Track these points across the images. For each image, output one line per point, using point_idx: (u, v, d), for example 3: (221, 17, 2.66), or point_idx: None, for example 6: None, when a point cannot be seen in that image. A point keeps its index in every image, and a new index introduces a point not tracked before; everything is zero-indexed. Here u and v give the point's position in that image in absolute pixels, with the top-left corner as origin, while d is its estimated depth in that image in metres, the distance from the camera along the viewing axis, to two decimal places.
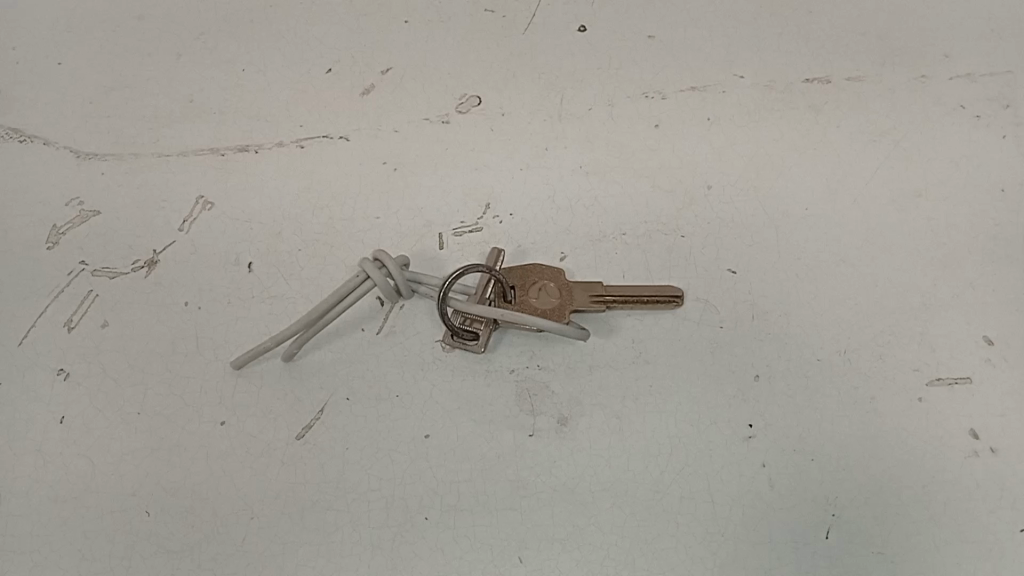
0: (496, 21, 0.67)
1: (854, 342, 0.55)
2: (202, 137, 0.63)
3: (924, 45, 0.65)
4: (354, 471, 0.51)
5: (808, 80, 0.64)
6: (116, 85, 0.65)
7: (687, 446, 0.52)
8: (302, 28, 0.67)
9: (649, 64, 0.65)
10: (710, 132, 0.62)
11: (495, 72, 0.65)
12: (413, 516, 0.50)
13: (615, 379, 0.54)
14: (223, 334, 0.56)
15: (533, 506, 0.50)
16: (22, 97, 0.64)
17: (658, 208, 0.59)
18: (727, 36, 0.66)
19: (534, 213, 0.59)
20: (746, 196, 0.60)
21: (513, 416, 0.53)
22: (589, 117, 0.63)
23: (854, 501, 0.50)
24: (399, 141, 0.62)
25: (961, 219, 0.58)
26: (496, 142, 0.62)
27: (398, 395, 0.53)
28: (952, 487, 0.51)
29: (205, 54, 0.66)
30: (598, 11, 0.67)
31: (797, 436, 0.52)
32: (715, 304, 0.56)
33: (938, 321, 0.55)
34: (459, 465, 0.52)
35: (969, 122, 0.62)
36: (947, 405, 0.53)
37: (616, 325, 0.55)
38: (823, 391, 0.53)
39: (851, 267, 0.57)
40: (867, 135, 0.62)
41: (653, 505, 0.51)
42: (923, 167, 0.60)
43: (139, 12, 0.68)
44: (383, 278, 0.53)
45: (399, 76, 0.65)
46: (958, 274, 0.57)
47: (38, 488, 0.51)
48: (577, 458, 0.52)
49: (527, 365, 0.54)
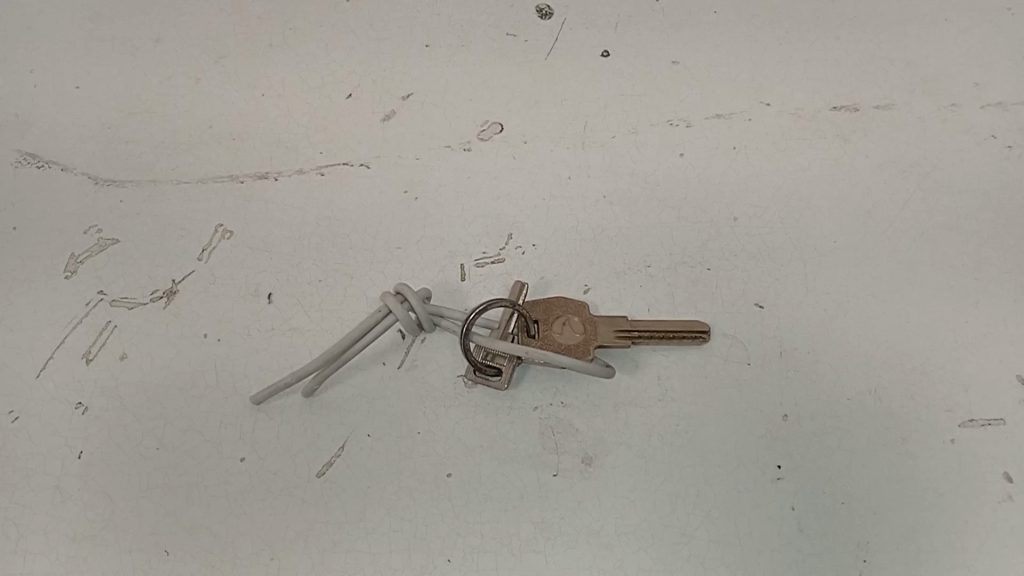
0: (518, 45, 0.66)
1: (884, 381, 0.54)
2: (220, 164, 0.62)
3: (954, 74, 0.64)
4: (376, 511, 0.51)
5: (837, 108, 0.63)
6: (134, 110, 0.64)
7: (714, 488, 0.51)
8: (322, 52, 0.66)
9: (674, 90, 0.64)
10: (736, 160, 0.61)
11: (518, 99, 0.64)
12: (436, 558, 0.50)
13: (640, 417, 0.53)
14: (243, 368, 0.55)
15: (557, 548, 0.50)
16: (40, 122, 0.64)
17: (684, 240, 0.59)
18: (753, 62, 0.65)
19: (557, 244, 0.59)
20: (774, 227, 0.59)
21: (536, 455, 0.52)
22: (613, 144, 0.62)
23: (885, 546, 0.49)
24: (420, 169, 0.61)
25: (993, 255, 0.57)
26: (519, 170, 0.61)
27: (420, 432, 0.53)
28: (986, 532, 0.50)
29: (224, 79, 0.66)
30: (621, 35, 0.66)
31: (826, 478, 0.51)
32: (742, 340, 0.55)
33: (971, 359, 0.54)
34: (481, 505, 0.51)
35: (1001, 153, 0.61)
36: (980, 448, 0.52)
37: (641, 360, 0.55)
38: (853, 431, 0.52)
39: (882, 302, 0.56)
40: (896, 166, 0.61)
41: (679, 550, 0.50)
42: (954, 199, 0.59)
43: (157, 35, 0.68)
44: (405, 313, 0.52)
45: (420, 102, 0.64)
46: (990, 311, 0.56)
47: (55, 525, 0.51)
48: (603, 499, 0.51)
49: (551, 402, 0.53)
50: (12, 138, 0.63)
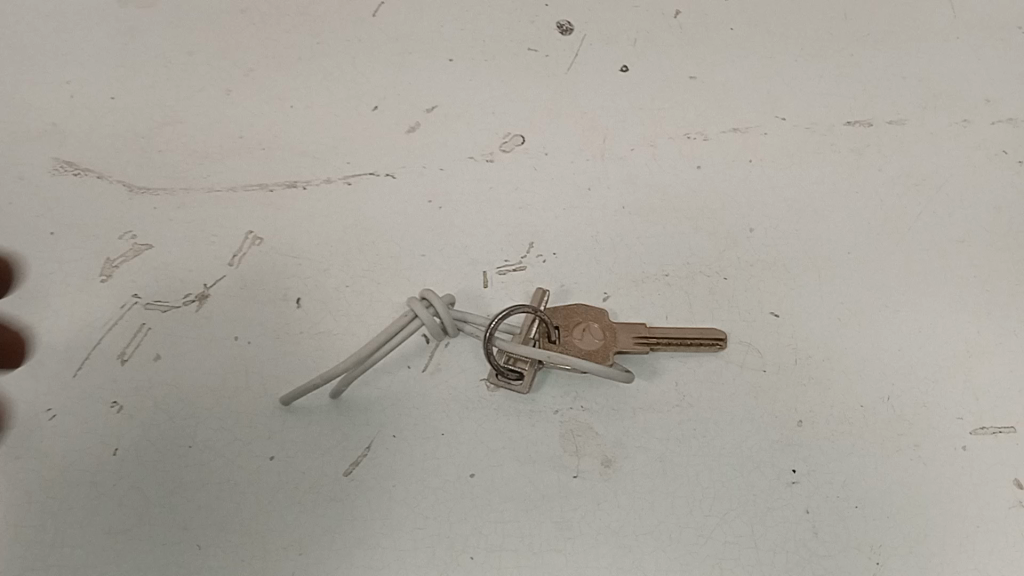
0: (539, 60, 0.68)
1: (897, 388, 0.55)
2: (251, 173, 0.64)
3: (965, 91, 0.65)
4: (401, 509, 0.52)
5: (850, 123, 0.64)
6: (167, 120, 0.66)
7: (730, 490, 0.52)
8: (349, 65, 0.68)
9: (691, 104, 0.66)
10: (752, 173, 0.63)
11: (539, 112, 0.66)
12: (459, 556, 0.51)
13: (658, 421, 0.54)
14: (272, 370, 0.57)
15: (577, 548, 0.51)
16: (75, 131, 0.66)
17: (701, 250, 0.60)
18: (768, 78, 0.67)
19: (578, 253, 0.60)
20: (789, 238, 0.60)
21: (557, 457, 0.53)
22: (631, 157, 0.64)
23: (898, 549, 0.51)
24: (444, 179, 0.63)
25: (1003, 267, 0.59)
26: (540, 180, 0.63)
27: (444, 433, 0.54)
28: (997, 536, 0.51)
29: (254, 91, 0.68)
30: (640, 51, 0.68)
31: (840, 482, 0.52)
32: (758, 347, 0.56)
33: (981, 368, 0.55)
34: (504, 505, 0.52)
35: (1011, 167, 0.62)
36: (990, 455, 0.53)
37: (659, 366, 0.56)
38: (867, 436, 0.54)
39: (894, 312, 0.57)
40: (909, 180, 0.62)
41: (697, 550, 0.51)
42: (965, 212, 0.61)
43: (190, 48, 0.70)
44: (431, 318, 0.54)
45: (445, 114, 0.66)
46: (1000, 321, 0.57)
47: (91, 519, 0.52)
48: (622, 500, 0.52)
49: (571, 406, 0.55)
50: (49, 145, 0.65)
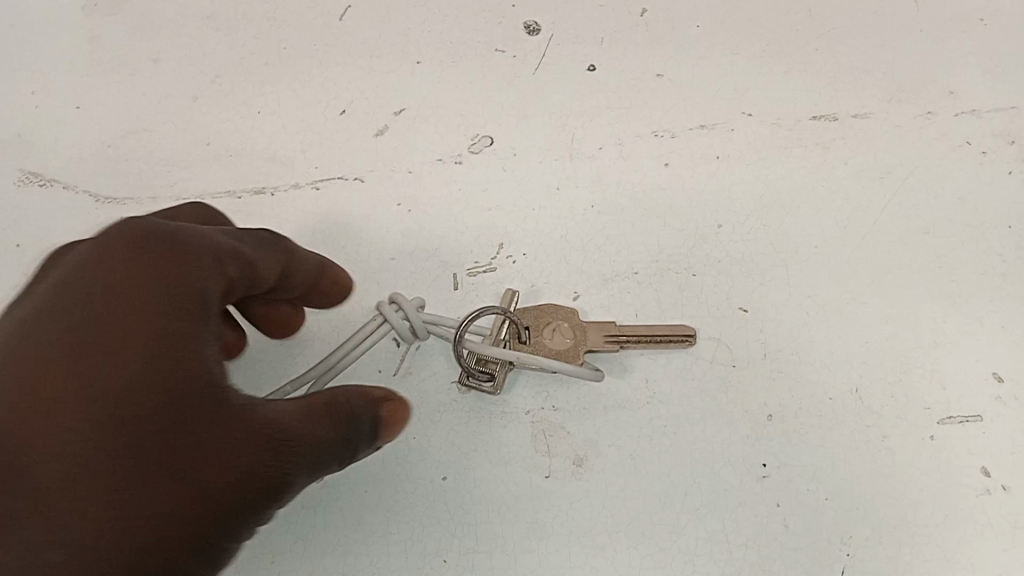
0: (506, 61, 0.68)
1: (866, 380, 0.55)
2: (218, 180, 0.64)
3: (929, 83, 0.66)
4: (374, 514, 0.53)
5: (816, 118, 0.65)
6: (133, 128, 0.66)
7: (701, 486, 0.53)
8: (316, 70, 0.68)
9: (658, 102, 0.66)
10: (720, 170, 0.63)
11: (507, 113, 0.66)
12: (432, 559, 0.51)
13: (629, 419, 0.54)
14: (243, 379, 0.57)
15: (549, 548, 0.51)
16: (41, 142, 0.66)
17: (670, 247, 0.60)
18: (735, 74, 0.67)
19: (548, 253, 0.60)
20: (757, 233, 0.60)
21: (529, 458, 0.53)
22: (600, 156, 0.64)
23: (867, 540, 0.51)
24: (413, 182, 0.63)
25: (969, 257, 0.59)
26: (509, 181, 0.63)
27: (415, 437, 0.54)
28: (965, 524, 0.52)
29: (221, 97, 0.67)
30: (607, 49, 0.68)
31: (810, 475, 0.53)
32: (727, 343, 0.57)
33: (949, 359, 0.56)
34: (476, 507, 0.52)
35: (976, 158, 0.63)
36: (957, 444, 0.53)
37: (629, 364, 0.56)
38: (836, 429, 0.54)
39: (862, 305, 0.58)
40: (875, 172, 0.62)
41: (669, 546, 0.51)
42: (931, 204, 0.61)
43: (155, 55, 0.69)
44: (401, 322, 0.54)
45: (412, 117, 0.66)
46: (967, 311, 0.57)
47: None
48: (594, 499, 0.52)
49: (542, 406, 0.55)
50: (15, 158, 0.65)
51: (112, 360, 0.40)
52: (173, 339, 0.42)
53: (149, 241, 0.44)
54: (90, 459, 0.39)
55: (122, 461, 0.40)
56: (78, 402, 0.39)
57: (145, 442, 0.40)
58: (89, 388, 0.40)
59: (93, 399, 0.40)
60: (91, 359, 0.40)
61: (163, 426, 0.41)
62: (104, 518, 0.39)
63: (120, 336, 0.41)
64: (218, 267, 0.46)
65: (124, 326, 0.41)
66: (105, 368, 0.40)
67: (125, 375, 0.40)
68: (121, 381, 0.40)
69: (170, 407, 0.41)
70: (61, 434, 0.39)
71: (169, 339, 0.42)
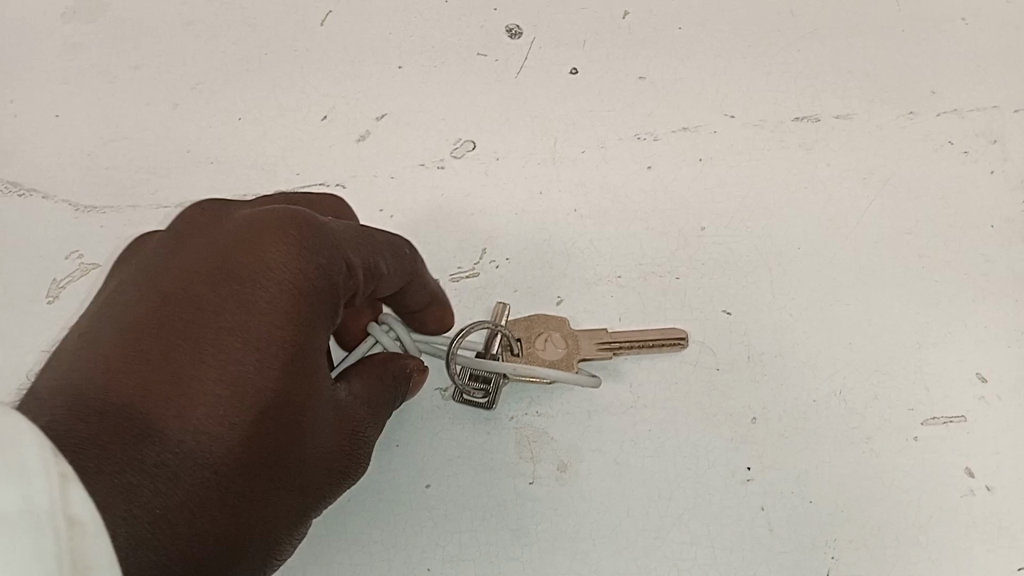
0: (488, 65, 0.68)
1: (850, 382, 0.55)
2: (200, 189, 0.64)
3: (911, 83, 0.66)
4: (356, 523, 0.52)
5: (799, 119, 0.65)
6: (113, 136, 0.66)
7: (686, 490, 0.53)
8: (297, 75, 0.68)
9: (640, 105, 0.66)
10: (703, 172, 0.63)
11: (489, 117, 0.66)
12: (415, 568, 0.51)
13: (613, 423, 0.54)
14: None
15: (534, 554, 0.51)
16: (20, 151, 0.65)
17: (653, 250, 0.60)
18: (717, 76, 0.67)
19: (531, 257, 0.60)
20: (740, 236, 0.60)
21: (513, 464, 0.53)
22: (582, 160, 0.64)
23: (853, 543, 0.51)
24: (395, 188, 0.63)
25: (952, 257, 0.59)
26: (491, 186, 0.63)
27: (399, 444, 0.54)
28: (949, 526, 0.52)
29: (201, 104, 0.67)
30: (589, 52, 0.68)
31: (795, 478, 0.53)
32: (711, 346, 0.56)
33: (932, 359, 0.56)
34: (460, 514, 0.52)
35: (958, 158, 0.63)
36: (941, 444, 0.53)
37: (614, 369, 0.56)
38: (821, 431, 0.54)
39: (845, 306, 0.58)
40: (858, 173, 0.62)
41: (654, 552, 0.51)
42: (914, 204, 0.61)
43: (134, 62, 0.69)
44: (393, 342, 0.52)
45: (394, 122, 0.66)
46: (950, 311, 0.57)
47: None
48: (578, 504, 0.52)
49: (526, 412, 0.55)
50: None
51: (262, 363, 0.40)
52: (316, 342, 0.42)
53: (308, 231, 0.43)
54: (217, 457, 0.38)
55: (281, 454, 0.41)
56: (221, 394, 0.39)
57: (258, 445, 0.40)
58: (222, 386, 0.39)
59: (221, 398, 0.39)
60: (248, 360, 0.40)
61: (285, 432, 0.41)
62: (215, 518, 0.38)
63: (278, 338, 0.40)
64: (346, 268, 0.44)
65: (279, 326, 0.41)
66: (256, 374, 0.40)
67: (267, 379, 0.40)
68: (261, 383, 0.40)
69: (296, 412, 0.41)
70: (202, 427, 0.38)
71: (307, 344, 0.42)
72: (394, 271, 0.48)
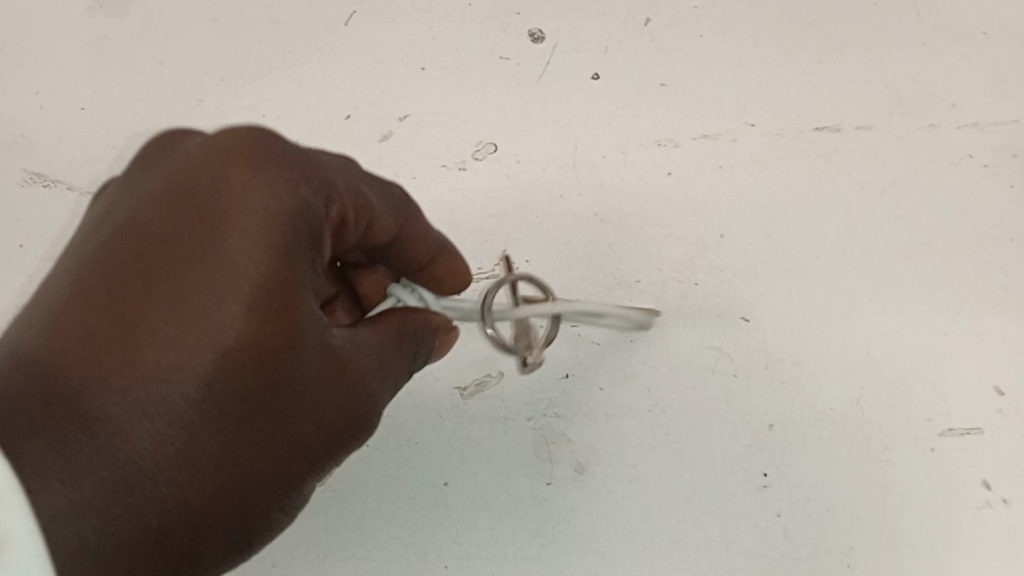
0: (511, 68, 0.68)
1: (866, 392, 0.55)
2: None
3: (932, 96, 0.66)
4: (374, 519, 0.53)
5: (819, 129, 0.65)
6: (138, 131, 0.66)
7: (702, 495, 0.53)
8: (321, 75, 0.68)
9: (662, 111, 0.66)
10: (723, 179, 0.63)
11: (511, 119, 0.66)
12: (432, 565, 0.52)
13: (630, 426, 0.55)
14: None
15: (549, 555, 0.52)
16: (45, 143, 0.66)
17: (672, 256, 0.61)
18: (738, 84, 0.67)
19: (551, 261, 0.61)
20: (759, 244, 0.61)
21: (530, 465, 0.54)
22: (603, 164, 0.64)
23: (867, 552, 0.52)
24: (417, 189, 0.64)
25: (971, 270, 0.59)
26: (512, 189, 0.63)
27: (417, 442, 0.55)
28: (964, 537, 0.52)
29: (225, 101, 0.68)
30: (611, 58, 0.68)
31: (810, 486, 0.53)
32: (729, 352, 0.57)
33: (950, 371, 0.56)
34: (478, 513, 0.53)
35: (978, 172, 0.63)
36: (957, 456, 0.54)
37: (632, 372, 0.56)
38: (837, 440, 0.54)
39: (862, 316, 0.58)
40: (877, 185, 0.63)
41: (670, 555, 0.52)
42: (933, 216, 0.61)
43: (160, 57, 0.69)
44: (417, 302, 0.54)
45: (416, 123, 0.66)
46: (968, 324, 0.58)
47: None
48: (594, 507, 0.53)
49: (544, 413, 0.55)
50: (19, 159, 0.65)
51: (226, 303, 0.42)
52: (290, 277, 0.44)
53: (271, 171, 0.45)
54: (182, 394, 0.41)
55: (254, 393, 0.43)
56: (182, 334, 0.42)
57: (233, 382, 0.42)
58: (199, 329, 0.42)
59: (197, 336, 0.42)
60: (212, 299, 0.42)
61: (255, 369, 0.43)
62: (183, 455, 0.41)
63: (242, 277, 0.43)
64: (314, 204, 0.46)
65: (240, 265, 0.43)
66: (219, 312, 0.42)
67: (234, 317, 0.42)
68: (233, 319, 0.42)
69: (270, 351, 0.43)
70: (169, 365, 0.41)
71: (274, 282, 0.43)
72: (378, 212, 0.50)
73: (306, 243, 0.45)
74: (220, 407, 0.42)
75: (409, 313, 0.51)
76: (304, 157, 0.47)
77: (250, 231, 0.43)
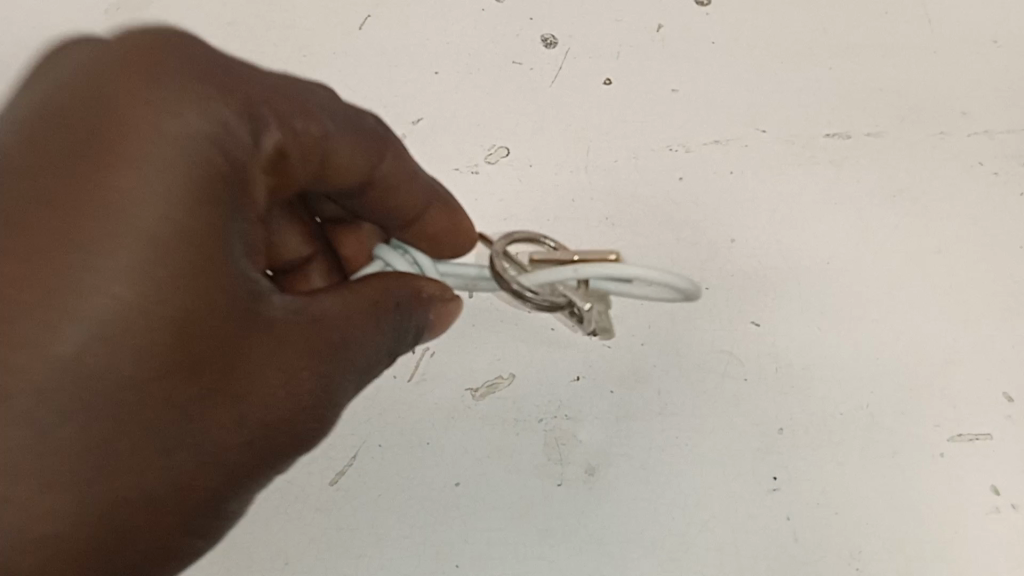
0: (524, 73, 0.69)
1: (876, 396, 0.56)
2: None
3: (943, 104, 0.67)
4: (386, 518, 0.53)
5: (830, 135, 0.65)
6: None
7: (712, 498, 0.53)
8: (336, 78, 0.69)
9: (673, 116, 0.66)
10: (734, 185, 0.64)
11: (524, 124, 0.66)
12: (443, 564, 0.52)
13: (641, 429, 0.55)
14: None
15: (559, 555, 0.52)
16: None
17: (683, 260, 0.61)
18: (750, 90, 0.67)
19: None
20: (769, 249, 0.61)
21: (541, 466, 0.54)
22: (614, 169, 0.65)
23: (876, 556, 0.52)
24: None
25: (981, 276, 0.60)
26: (525, 192, 0.64)
27: (429, 442, 0.55)
28: (973, 542, 0.52)
29: None
30: (623, 64, 0.69)
31: (820, 489, 0.53)
32: (740, 356, 0.57)
33: (959, 376, 0.56)
34: (488, 514, 0.53)
35: (988, 179, 0.63)
36: (966, 462, 0.54)
37: (643, 375, 0.56)
38: (846, 445, 0.54)
39: (872, 322, 0.58)
40: (887, 191, 0.63)
41: (680, 557, 0.52)
42: (943, 223, 0.62)
43: None
44: (409, 266, 0.48)
45: (430, 126, 0.67)
46: (979, 330, 0.58)
47: None
48: (604, 508, 0.53)
49: (555, 415, 0.55)
50: None
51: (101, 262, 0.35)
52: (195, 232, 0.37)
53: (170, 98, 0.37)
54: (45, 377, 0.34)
55: (137, 381, 0.36)
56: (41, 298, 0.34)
57: (113, 364, 0.35)
58: (64, 286, 0.34)
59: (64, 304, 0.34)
60: (86, 257, 0.34)
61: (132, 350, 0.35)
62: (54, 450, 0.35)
63: (124, 230, 0.35)
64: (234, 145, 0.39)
65: (122, 215, 0.35)
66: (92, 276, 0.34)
67: (110, 284, 0.35)
68: (110, 283, 0.35)
69: (166, 328, 0.36)
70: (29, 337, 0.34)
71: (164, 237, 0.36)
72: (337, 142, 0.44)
73: (223, 190, 0.38)
74: (98, 395, 0.35)
75: (405, 278, 0.46)
76: (232, 84, 0.40)
77: (146, 172, 0.36)
